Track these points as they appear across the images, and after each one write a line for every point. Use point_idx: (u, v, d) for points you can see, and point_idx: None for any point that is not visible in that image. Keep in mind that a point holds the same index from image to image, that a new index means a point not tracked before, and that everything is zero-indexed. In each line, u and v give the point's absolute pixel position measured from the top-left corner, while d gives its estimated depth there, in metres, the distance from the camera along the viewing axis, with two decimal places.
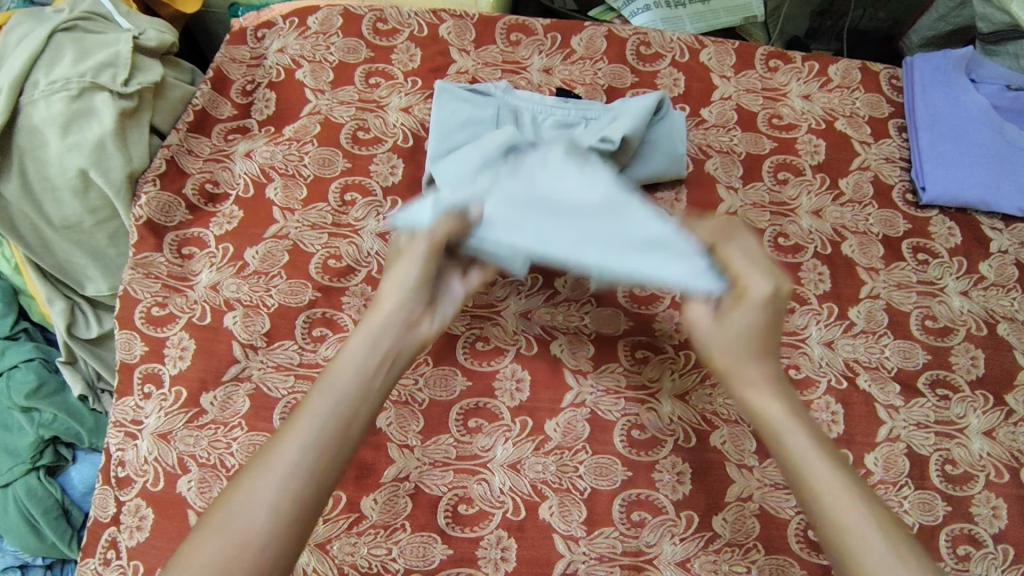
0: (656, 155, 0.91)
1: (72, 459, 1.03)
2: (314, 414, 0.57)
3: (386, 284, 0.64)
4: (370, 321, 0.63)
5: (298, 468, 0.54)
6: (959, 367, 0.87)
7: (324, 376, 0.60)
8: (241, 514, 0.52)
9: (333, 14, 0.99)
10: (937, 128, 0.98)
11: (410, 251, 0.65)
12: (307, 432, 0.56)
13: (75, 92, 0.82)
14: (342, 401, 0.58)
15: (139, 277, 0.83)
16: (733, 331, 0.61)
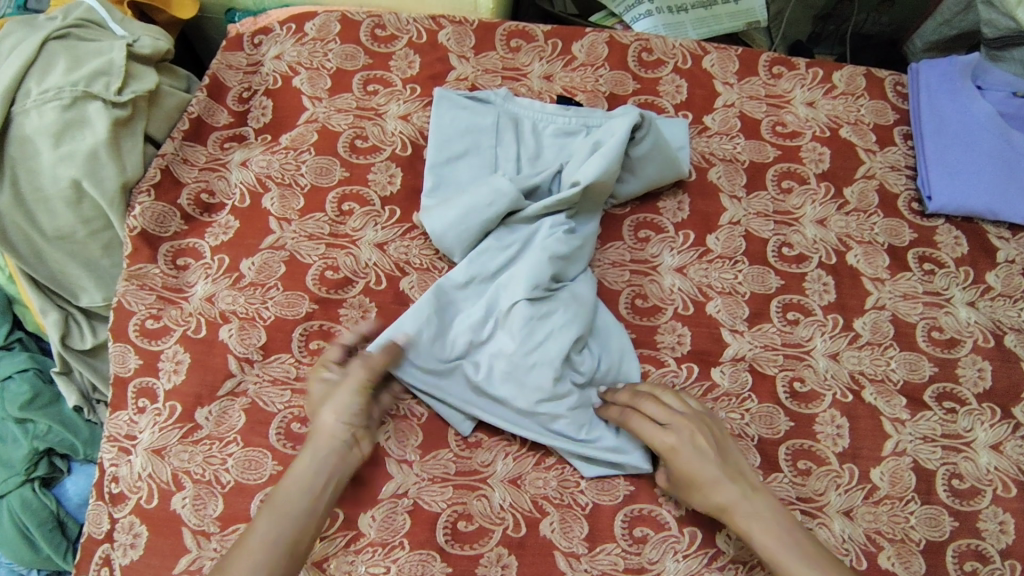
0: (651, 169, 0.89)
1: (67, 470, 1.01)
2: (260, 538, 0.64)
3: (326, 407, 0.71)
4: (316, 440, 0.70)
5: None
6: (966, 380, 0.86)
7: (270, 500, 0.67)
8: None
9: (330, 20, 0.97)
10: (943, 136, 0.97)
11: (347, 380, 0.72)
12: (258, 551, 0.64)
13: (68, 102, 0.80)
14: (284, 524, 0.65)
15: (133, 289, 0.82)
16: (676, 481, 0.72)
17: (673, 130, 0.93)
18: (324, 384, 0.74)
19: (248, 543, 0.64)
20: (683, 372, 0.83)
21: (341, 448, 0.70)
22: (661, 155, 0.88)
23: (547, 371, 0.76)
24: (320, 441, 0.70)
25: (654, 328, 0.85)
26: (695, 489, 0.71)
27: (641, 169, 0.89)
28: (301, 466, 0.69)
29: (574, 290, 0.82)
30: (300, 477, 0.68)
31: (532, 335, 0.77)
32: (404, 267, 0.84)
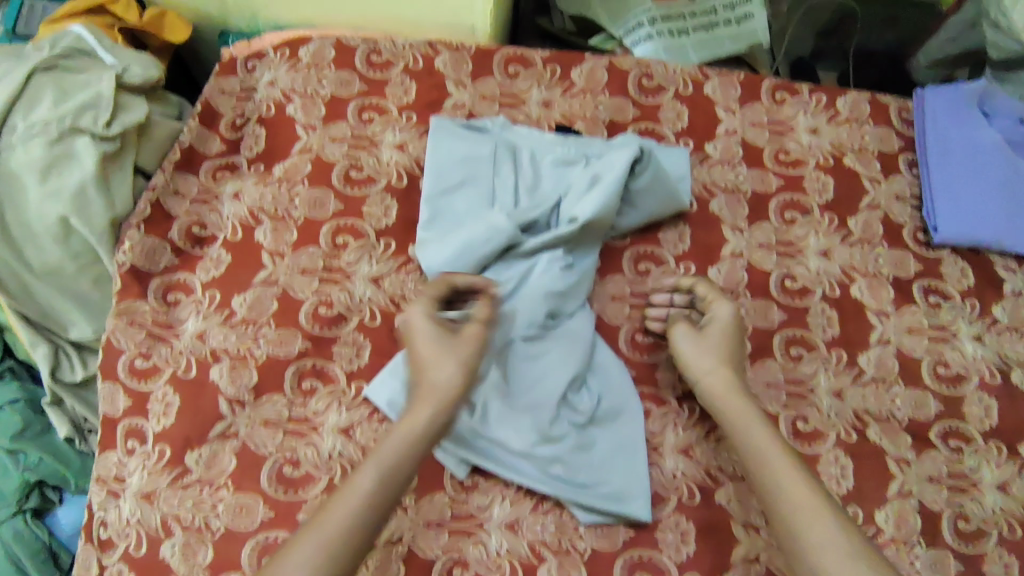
0: (649, 202, 0.87)
1: (59, 501, 1.00)
2: (361, 492, 0.62)
3: (448, 362, 0.70)
4: (430, 393, 0.69)
5: (346, 540, 0.60)
6: (972, 417, 0.84)
7: (376, 452, 0.65)
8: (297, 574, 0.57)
9: (324, 45, 0.95)
10: (949, 165, 0.95)
11: (467, 339, 0.71)
12: (358, 500, 0.62)
13: (55, 136, 0.78)
14: (389, 481, 0.64)
15: (122, 326, 0.80)
16: (713, 338, 0.78)
17: (675, 159, 0.92)
18: (429, 332, 0.72)
19: (348, 492, 0.62)
20: (685, 411, 0.81)
21: (450, 409, 0.69)
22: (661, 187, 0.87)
23: (546, 411, 0.75)
24: (434, 398, 0.68)
25: (655, 365, 0.84)
26: (728, 351, 0.77)
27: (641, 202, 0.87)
28: (412, 422, 0.67)
29: (573, 327, 0.80)
30: (408, 434, 0.66)
31: (526, 376, 0.77)
32: (399, 302, 0.82)
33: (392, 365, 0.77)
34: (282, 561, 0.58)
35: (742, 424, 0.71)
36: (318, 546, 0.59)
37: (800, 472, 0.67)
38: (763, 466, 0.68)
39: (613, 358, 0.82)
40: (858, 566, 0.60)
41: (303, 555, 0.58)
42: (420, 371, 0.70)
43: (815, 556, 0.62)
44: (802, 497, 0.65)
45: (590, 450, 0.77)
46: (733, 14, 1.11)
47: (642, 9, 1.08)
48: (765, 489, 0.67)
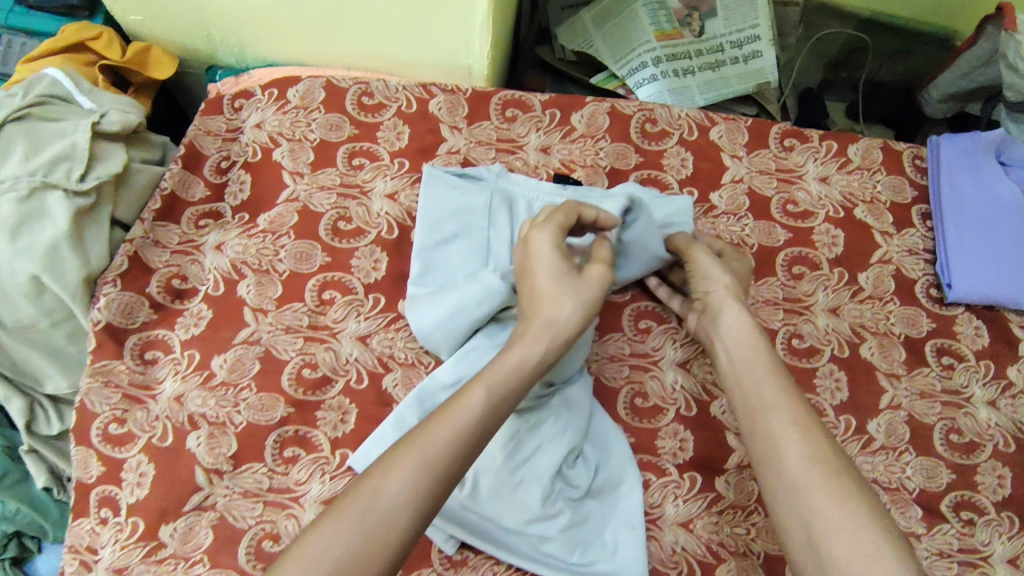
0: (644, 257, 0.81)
1: (38, 549, 0.93)
2: (465, 419, 0.55)
3: (570, 293, 0.64)
4: (544, 324, 0.62)
5: (446, 468, 0.52)
6: (986, 488, 0.79)
7: (483, 380, 0.57)
8: (390, 495, 0.50)
9: (315, 86, 0.92)
10: (965, 219, 0.91)
11: (596, 275, 0.65)
12: (461, 426, 0.54)
13: (25, 193, 0.76)
14: (493, 412, 0.56)
15: (97, 386, 0.76)
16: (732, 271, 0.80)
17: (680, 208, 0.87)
18: (554, 262, 0.65)
19: (448, 418, 0.54)
20: (686, 481, 0.77)
21: (561, 348, 0.62)
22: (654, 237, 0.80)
23: (537, 489, 0.71)
24: (548, 334, 0.62)
25: (655, 431, 0.79)
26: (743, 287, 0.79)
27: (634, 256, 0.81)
28: (523, 355, 0.60)
29: (567, 393, 0.77)
30: (516, 366, 0.59)
31: (519, 450, 0.73)
32: (388, 363, 0.78)
33: (377, 432, 0.73)
34: (373, 481, 0.51)
35: (737, 342, 0.68)
36: (414, 472, 0.51)
37: (787, 387, 0.63)
38: (749, 376, 0.64)
39: (608, 425, 0.78)
40: (830, 474, 0.55)
41: (396, 476, 0.51)
42: (537, 303, 0.64)
43: (787, 461, 0.57)
44: (785, 406, 0.61)
45: (586, 526, 0.73)
46: (741, 52, 1.09)
47: (646, 48, 1.06)
48: (748, 393, 0.63)
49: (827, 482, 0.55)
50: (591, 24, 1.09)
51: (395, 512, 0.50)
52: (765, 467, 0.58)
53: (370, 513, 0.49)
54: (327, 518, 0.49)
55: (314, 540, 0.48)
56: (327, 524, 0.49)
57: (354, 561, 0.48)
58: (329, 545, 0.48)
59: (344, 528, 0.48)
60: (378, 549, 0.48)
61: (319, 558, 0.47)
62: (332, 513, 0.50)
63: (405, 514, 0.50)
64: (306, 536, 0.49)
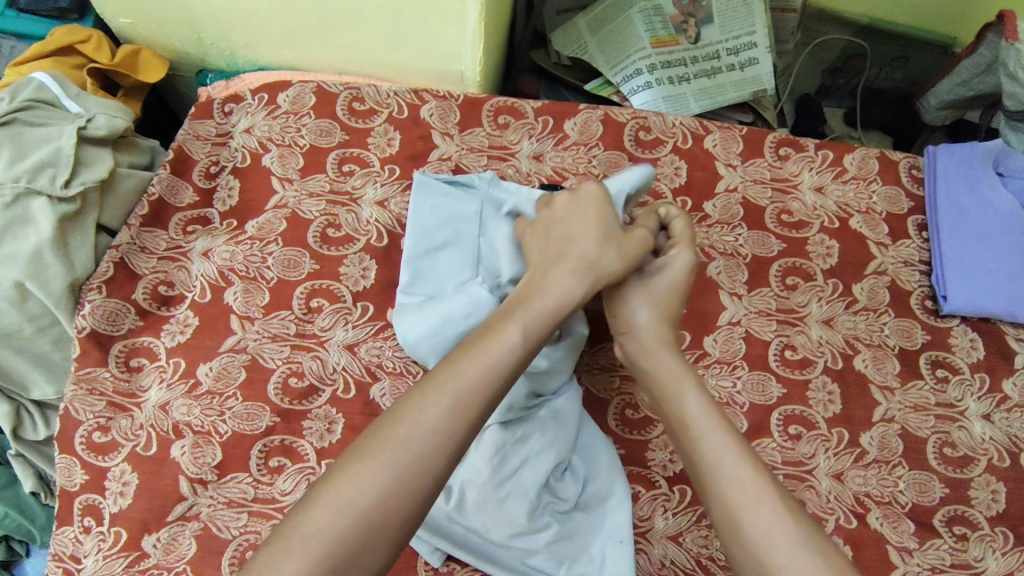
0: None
1: (26, 552, 0.92)
2: (506, 350, 0.58)
3: (613, 246, 0.70)
4: (583, 267, 0.67)
5: (482, 398, 0.55)
6: (978, 503, 0.78)
7: (520, 318, 0.61)
8: (432, 420, 0.53)
9: (305, 91, 0.92)
10: (961, 231, 0.90)
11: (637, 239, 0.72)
12: (498, 358, 0.57)
13: (9, 199, 0.76)
14: (527, 346, 0.59)
15: (81, 394, 0.76)
16: (662, 288, 0.72)
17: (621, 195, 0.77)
18: (610, 215, 0.72)
19: (483, 353, 0.57)
20: (676, 494, 0.76)
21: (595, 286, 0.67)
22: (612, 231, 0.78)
23: (523, 504, 0.70)
24: (583, 273, 0.67)
25: (646, 443, 0.78)
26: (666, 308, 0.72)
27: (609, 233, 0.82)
28: (562, 290, 0.65)
29: (555, 404, 0.76)
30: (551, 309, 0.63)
31: (506, 463, 0.71)
32: (376, 372, 0.77)
33: None
34: (415, 406, 0.53)
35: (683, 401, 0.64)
36: (450, 399, 0.54)
37: (741, 447, 0.59)
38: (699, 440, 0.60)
39: (596, 437, 0.77)
40: (804, 556, 0.52)
41: (432, 409, 0.53)
42: (575, 245, 0.69)
43: (754, 540, 0.54)
44: (740, 476, 0.57)
45: (574, 539, 0.72)
46: (737, 59, 1.08)
47: (641, 55, 1.05)
48: (701, 465, 0.59)
49: (797, 562, 0.52)
50: (586, 30, 1.08)
51: (435, 438, 0.52)
52: (735, 547, 0.55)
53: (405, 444, 0.51)
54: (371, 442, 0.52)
55: (358, 469, 0.51)
56: (368, 455, 0.51)
57: (401, 479, 0.50)
58: (376, 467, 0.51)
59: (373, 470, 0.50)
60: (417, 474, 0.51)
61: (366, 476, 0.50)
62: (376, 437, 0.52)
63: (449, 436, 0.53)
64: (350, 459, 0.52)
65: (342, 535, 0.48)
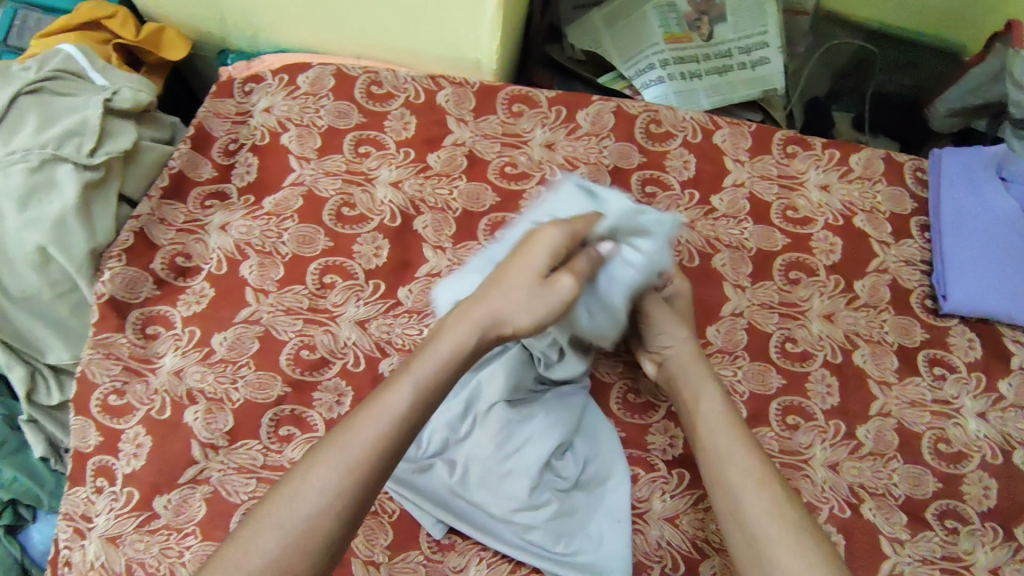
0: (616, 311, 0.69)
1: (33, 518, 0.89)
2: (391, 415, 0.55)
3: (516, 302, 0.61)
4: (478, 317, 0.61)
5: (371, 466, 0.53)
6: (970, 497, 0.79)
7: (411, 372, 0.57)
8: (310, 503, 0.51)
9: (325, 73, 0.94)
10: (962, 233, 0.92)
11: (553, 292, 0.61)
12: (383, 426, 0.55)
13: (36, 164, 0.78)
14: (421, 406, 0.56)
15: (98, 357, 0.78)
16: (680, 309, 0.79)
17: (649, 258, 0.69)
18: (534, 265, 0.62)
19: (372, 414, 0.55)
20: (674, 477, 0.77)
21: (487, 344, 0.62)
22: (618, 278, 0.68)
23: (524, 480, 0.71)
24: (490, 327, 0.61)
25: (646, 427, 0.80)
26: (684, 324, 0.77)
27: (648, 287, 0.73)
28: (452, 346, 0.59)
29: (561, 390, 0.78)
30: (441, 365, 0.59)
31: (510, 440, 0.73)
32: (385, 348, 0.78)
33: None
34: (293, 486, 0.52)
35: (700, 391, 0.70)
36: (339, 472, 0.53)
37: (747, 441, 0.65)
38: (711, 432, 0.66)
39: (600, 417, 0.79)
40: (789, 532, 0.57)
41: (315, 482, 0.52)
42: (489, 292, 0.62)
43: (750, 519, 0.59)
44: (744, 467, 0.62)
45: (573, 516, 0.73)
46: (749, 58, 1.09)
47: (654, 50, 1.07)
48: (710, 454, 0.65)
49: (785, 540, 0.56)
50: (600, 24, 1.11)
51: (322, 508, 0.51)
52: (732, 525, 0.60)
53: (290, 517, 0.51)
54: (246, 529, 0.51)
55: (241, 548, 0.50)
56: (253, 525, 0.51)
57: (277, 562, 0.49)
58: (248, 557, 0.49)
59: (266, 536, 0.50)
60: (307, 548, 0.50)
61: (238, 566, 0.49)
62: (252, 522, 0.51)
63: (322, 522, 0.51)
64: (227, 546, 0.50)
65: None
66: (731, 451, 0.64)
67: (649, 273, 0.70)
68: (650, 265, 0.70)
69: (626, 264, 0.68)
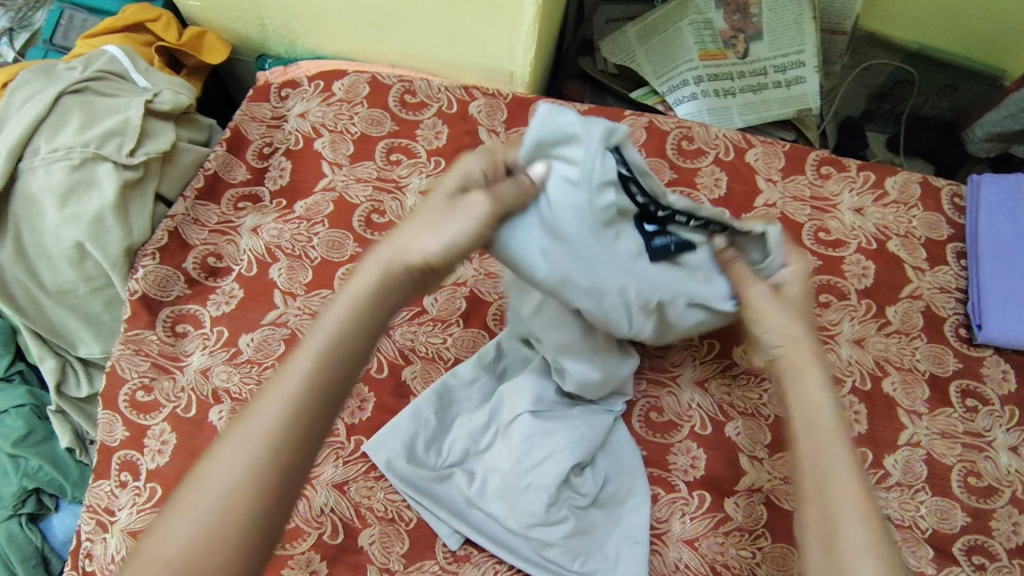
0: (580, 240, 0.60)
1: (55, 508, 0.88)
2: (298, 372, 0.48)
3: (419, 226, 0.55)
4: (383, 253, 0.55)
5: (284, 431, 0.46)
6: (1000, 534, 0.77)
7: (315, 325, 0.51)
8: (219, 488, 0.44)
9: (359, 81, 0.95)
10: (1001, 261, 0.89)
11: (464, 212, 0.55)
12: (291, 387, 0.48)
13: (78, 162, 0.80)
14: (334, 356, 0.50)
15: (128, 353, 0.80)
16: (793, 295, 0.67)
17: (585, 179, 0.60)
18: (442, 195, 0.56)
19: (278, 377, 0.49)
20: (694, 499, 0.75)
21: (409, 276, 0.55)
22: (557, 199, 0.60)
23: (542, 495, 0.70)
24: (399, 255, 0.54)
25: (669, 447, 0.78)
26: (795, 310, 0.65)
27: (611, 215, 0.62)
28: (358, 288, 0.53)
29: (589, 407, 0.77)
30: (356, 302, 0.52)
31: (530, 454, 0.72)
32: (409, 356, 0.82)
33: (398, 423, 0.76)
34: (203, 470, 0.46)
35: (809, 398, 0.59)
36: (249, 442, 0.46)
37: (850, 465, 0.55)
38: (808, 446, 0.57)
39: (627, 437, 0.78)
40: None
41: (224, 462, 0.45)
42: (397, 228, 0.56)
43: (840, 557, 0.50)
44: (844, 497, 0.52)
45: (590, 535, 0.72)
46: (784, 76, 1.08)
47: (688, 67, 1.08)
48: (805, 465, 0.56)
49: None
50: (635, 39, 1.11)
51: (234, 487, 0.45)
52: (818, 550, 0.52)
53: (199, 505, 0.44)
54: (157, 525, 0.44)
55: (156, 544, 0.44)
56: (162, 522, 0.44)
57: (193, 556, 0.43)
58: (160, 554, 0.43)
59: (177, 530, 0.44)
60: (226, 534, 0.43)
61: (148, 567, 0.42)
62: (163, 518, 0.45)
63: (240, 499, 0.44)
64: (139, 550, 0.44)
65: None
66: (833, 471, 0.54)
67: (591, 186, 0.60)
68: (589, 176, 0.60)
69: (564, 182, 0.61)
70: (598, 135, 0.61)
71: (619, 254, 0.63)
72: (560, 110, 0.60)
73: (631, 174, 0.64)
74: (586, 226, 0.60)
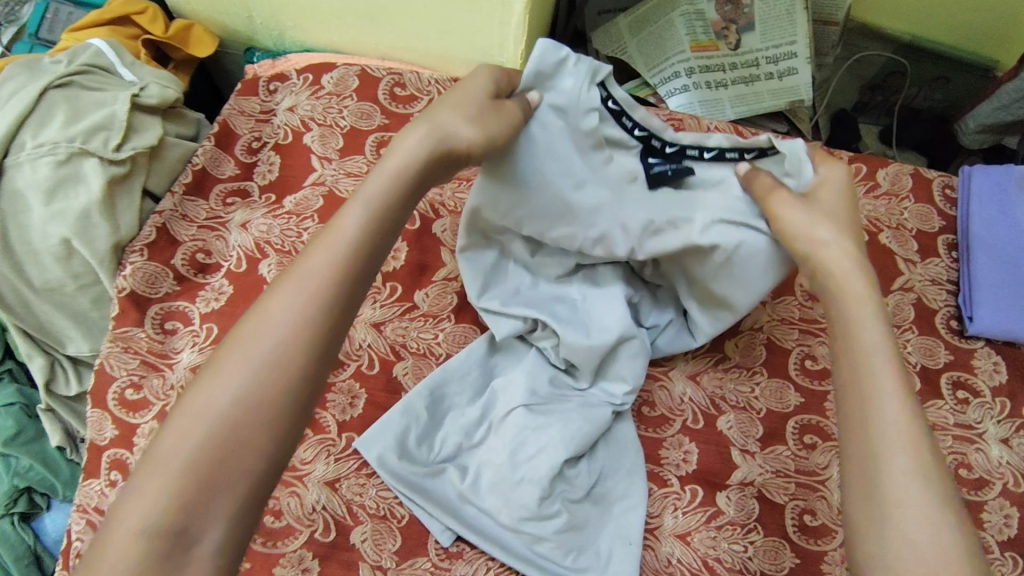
0: (569, 161, 0.65)
1: (47, 507, 0.88)
2: (344, 241, 0.54)
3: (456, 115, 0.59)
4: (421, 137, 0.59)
5: (332, 291, 0.52)
6: (991, 526, 0.77)
7: (360, 199, 0.57)
8: (271, 339, 0.50)
9: (349, 74, 0.94)
10: (993, 253, 0.89)
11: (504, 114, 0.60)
12: (337, 254, 0.54)
13: (63, 157, 0.79)
14: (376, 229, 0.56)
15: (117, 351, 0.79)
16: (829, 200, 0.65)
17: (577, 108, 0.64)
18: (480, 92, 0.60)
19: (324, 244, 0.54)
20: (686, 494, 0.76)
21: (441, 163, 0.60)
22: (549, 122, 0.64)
23: (535, 488, 0.70)
24: (438, 142, 0.59)
25: (661, 441, 0.78)
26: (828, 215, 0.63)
27: (597, 141, 0.66)
28: (398, 166, 0.58)
29: (587, 399, 0.77)
30: (394, 181, 0.58)
31: (523, 448, 0.73)
32: (400, 351, 0.81)
33: (391, 417, 0.75)
34: (254, 322, 0.51)
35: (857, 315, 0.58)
36: (299, 300, 0.51)
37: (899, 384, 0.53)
38: (854, 364, 0.56)
39: (622, 431, 0.78)
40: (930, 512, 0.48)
41: (273, 321, 0.50)
42: (434, 112, 0.60)
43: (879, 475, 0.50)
44: (891, 418, 0.52)
45: (582, 531, 0.72)
46: (776, 68, 1.08)
47: (680, 59, 1.07)
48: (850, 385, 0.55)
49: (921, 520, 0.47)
50: (626, 30, 1.09)
51: (285, 340, 0.50)
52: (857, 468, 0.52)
53: (253, 353, 0.49)
54: (210, 369, 0.49)
55: (211, 384, 0.48)
56: (217, 366, 0.49)
57: (245, 399, 0.48)
58: (217, 395, 0.48)
59: (233, 374, 0.48)
60: (276, 380, 0.49)
61: (206, 405, 0.47)
62: (213, 366, 0.49)
63: (287, 352, 0.50)
64: (189, 393, 0.49)
65: (208, 437, 0.46)
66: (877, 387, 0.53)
67: (577, 115, 0.64)
68: (578, 102, 0.64)
69: (553, 108, 0.63)
70: (586, 69, 0.64)
71: (606, 179, 0.68)
72: (555, 44, 0.63)
73: (621, 109, 0.67)
74: (576, 153, 0.66)
